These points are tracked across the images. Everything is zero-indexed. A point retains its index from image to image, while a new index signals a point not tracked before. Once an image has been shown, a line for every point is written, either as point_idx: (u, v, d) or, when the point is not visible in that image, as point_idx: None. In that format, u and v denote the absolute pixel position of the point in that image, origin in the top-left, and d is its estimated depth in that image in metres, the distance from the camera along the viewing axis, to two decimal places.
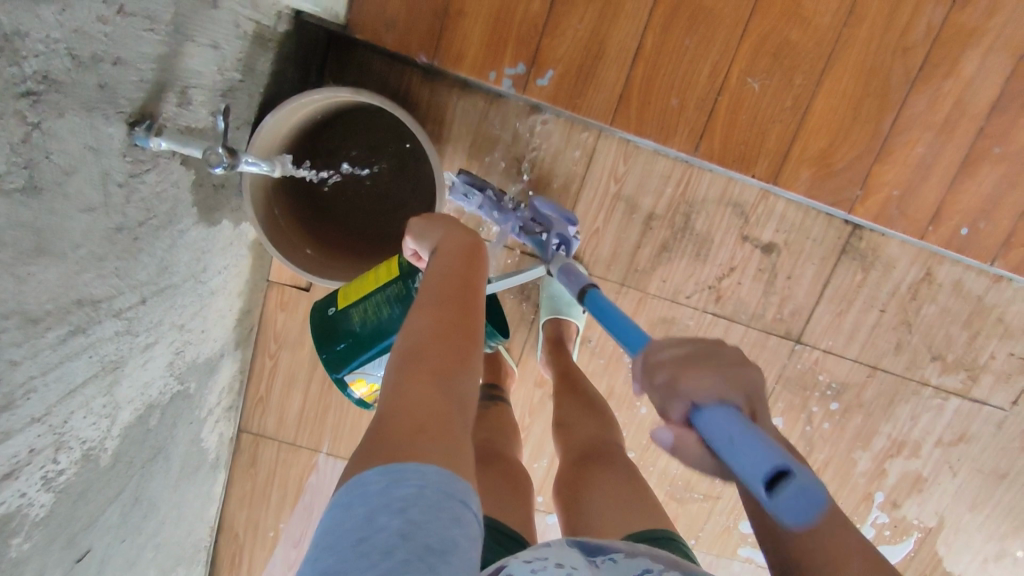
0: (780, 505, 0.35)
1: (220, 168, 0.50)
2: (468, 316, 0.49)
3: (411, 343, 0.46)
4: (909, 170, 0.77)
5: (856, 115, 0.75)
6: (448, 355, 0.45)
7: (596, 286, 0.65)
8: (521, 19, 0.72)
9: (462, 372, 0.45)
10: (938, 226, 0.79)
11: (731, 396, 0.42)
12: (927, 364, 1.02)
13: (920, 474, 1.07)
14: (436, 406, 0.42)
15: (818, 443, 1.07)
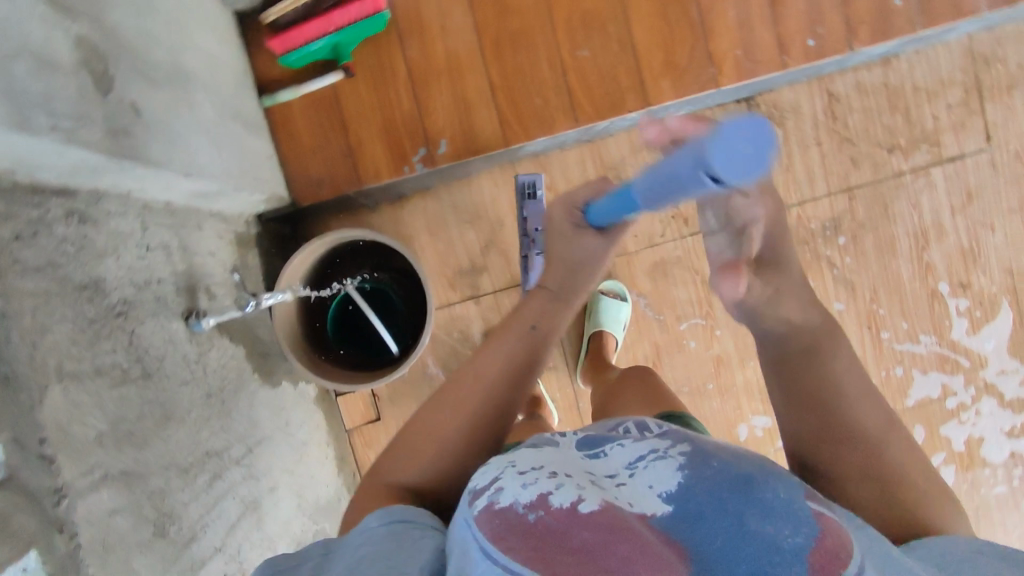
0: (739, 131, 0.47)
1: (252, 307, 0.65)
2: (452, 391, 0.63)
3: (427, 416, 0.63)
4: (737, 32, 0.93)
5: (670, 25, 0.93)
6: (433, 419, 0.62)
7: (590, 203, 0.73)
8: (401, 120, 0.90)
9: (445, 427, 0.61)
10: (791, 52, 0.94)
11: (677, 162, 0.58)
12: (891, 158, 1.18)
13: (962, 245, 1.20)
14: (432, 444, 0.60)
15: (854, 277, 1.19)
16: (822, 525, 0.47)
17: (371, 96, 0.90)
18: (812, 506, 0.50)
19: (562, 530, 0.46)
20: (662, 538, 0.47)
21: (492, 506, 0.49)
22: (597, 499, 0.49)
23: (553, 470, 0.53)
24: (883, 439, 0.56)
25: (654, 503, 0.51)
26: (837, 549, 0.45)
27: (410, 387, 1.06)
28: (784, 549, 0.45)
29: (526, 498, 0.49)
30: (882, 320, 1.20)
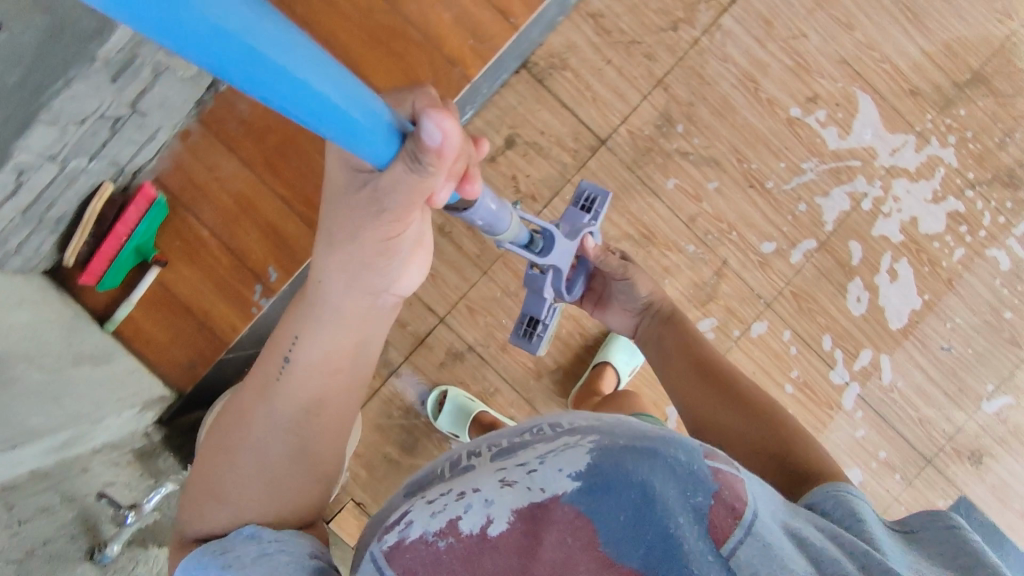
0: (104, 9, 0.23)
1: (130, 518, 0.71)
2: (230, 428, 0.62)
3: (211, 457, 0.62)
4: (459, 24, 0.98)
5: (401, 53, 0.96)
6: (217, 460, 0.61)
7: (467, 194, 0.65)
8: (226, 272, 0.95)
9: (231, 465, 0.60)
10: (516, 14, 0.98)
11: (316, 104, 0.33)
12: (681, 32, 1.20)
13: (789, 67, 1.22)
14: (224, 481, 0.60)
15: (712, 152, 1.20)
16: (720, 480, 0.52)
17: (190, 267, 0.95)
18: (712, 462, 0.54)
19: (472, 558, 0.50)
20: (575, 519, 0.50)
21: (402, 542, 0.52)
22: (508, 510, 0.52)
23: (461, 491, 0.55)
24: (757, 395, 0.80)
25: (565, 479, 0.53)
26: (735, 500, 0.51)
27: (384, 478, 1.10)
28: (688, 514, 0.50)
29: (433, 527, 0.52)
30: (759, 173, 1.21)
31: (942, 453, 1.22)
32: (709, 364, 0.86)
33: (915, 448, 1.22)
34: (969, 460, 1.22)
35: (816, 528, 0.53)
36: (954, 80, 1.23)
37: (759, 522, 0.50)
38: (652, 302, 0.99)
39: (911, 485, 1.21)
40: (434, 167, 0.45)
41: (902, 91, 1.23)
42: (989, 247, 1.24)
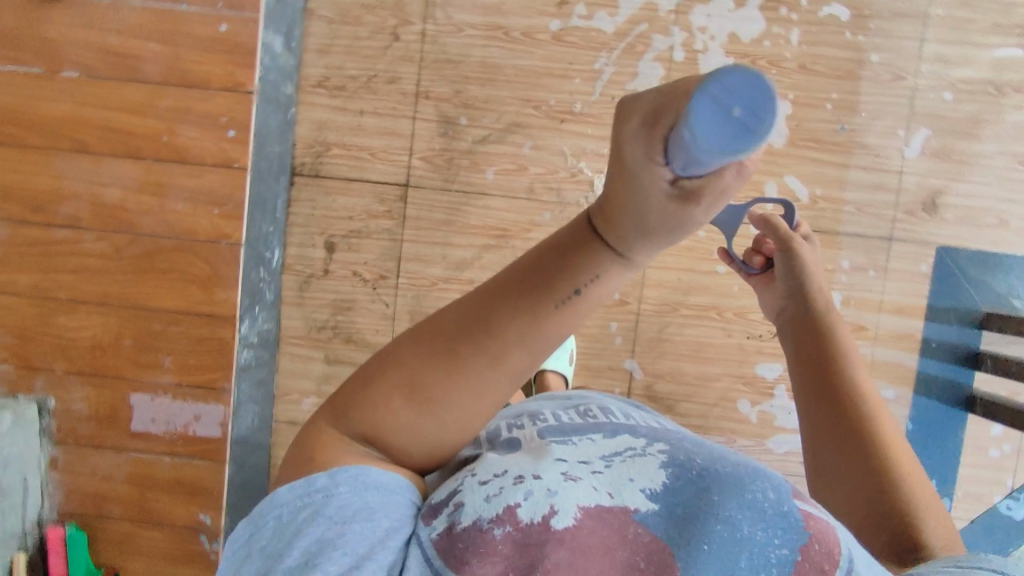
0: (731, 95, 0.40)
1: None
2: (435, 373, 0.46)
3: (407, 407, 0.47)
4: (198, 202, 0.99)
5: (169, 267, 0.98)
6: (411, 407, 0.46)
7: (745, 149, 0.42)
8: (168, 534, 1.01)
9: (417, 420, 0.47)
10: (234, 156, 0.99)
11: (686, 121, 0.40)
12: (405, 32, 1.09)
13: None
14: (410, 433, 0.47)
15: (510, 117, 1.11)
16: (811, 529, 0.47)
17: (140, 549, 1.02)
18: (801, 506, 0.49)
19: (536, 552, 0.44)
20: (649, 539, 0.46)
21: (451, 529, 0.45)
22: (576, 506, 0.47)
23: (520, 473, 0.49)
24: (889, 431, 0.62)
25: (638, 495, 0.48)
26: (826, 559, 0.45)
27: None
28: (769, 565, 0.44)
29: (490, 514, 0.46)
30: (562, 105, 1.12)
31: (898, 223, 1.17)
32: (843, 388, 0.63)
33: (868, 236, 1.17)
34: (923, 211, 1.17)
35: None
36: None
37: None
38: (799, 295, 0.73)
39: (891, 269, 1.18)
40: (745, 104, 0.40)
41: None
42: (817, 10, 1.15)
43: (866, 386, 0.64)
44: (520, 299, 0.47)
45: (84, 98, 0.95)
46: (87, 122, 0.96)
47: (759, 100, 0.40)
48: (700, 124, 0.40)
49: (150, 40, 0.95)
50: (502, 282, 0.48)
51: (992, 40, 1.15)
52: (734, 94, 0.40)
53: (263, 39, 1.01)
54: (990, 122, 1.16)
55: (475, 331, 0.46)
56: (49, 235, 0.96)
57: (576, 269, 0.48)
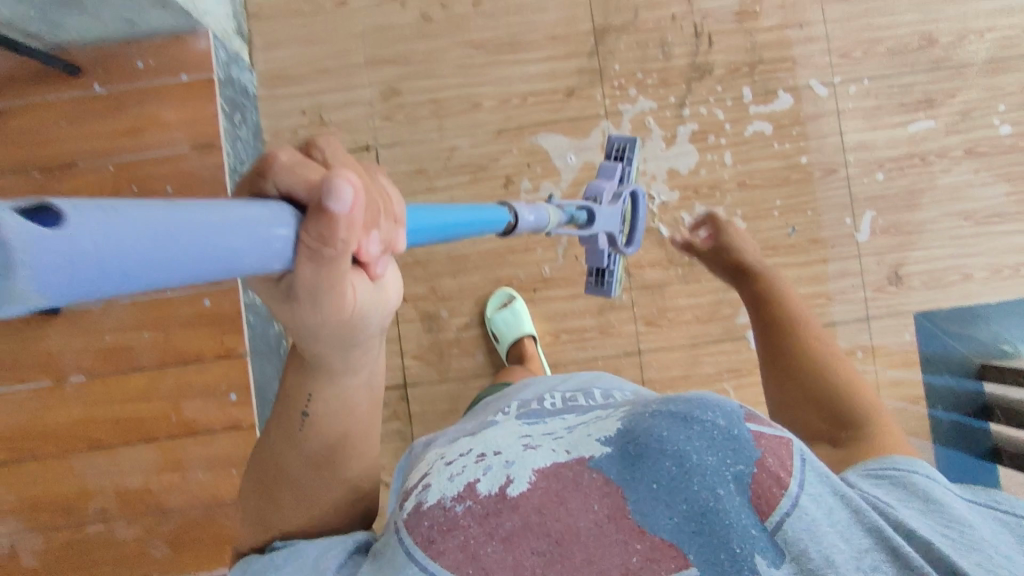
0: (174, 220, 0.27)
1: None
2: (262, 477, 0.58)
3: (258, 503, 0.58)
4: (216, 468, 1.01)
5: (202, 535, 1.01)
6: (258, 497, 0.58)
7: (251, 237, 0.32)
8: None
9: (271, 511, 0.58)
10: (242, 418, 1.01)
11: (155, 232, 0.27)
12: None
13: (468, 177, 1.21)
14: (270, 515, 0.58)
15: (486, 298, 1.19)
16: (762, 447, 0.56)
17: None
18: (753, 428, 0.58)
19: (491, 516, 0.55)
20: (600, 483, 0.56)
21: (421, 507, 0.57)
22: (531, 471, 0.58)
23: (484, 454, 0.62)
24: (820, 348, 0.88)
25: (592, 448, 0.59)
26: (781, 469, 0.54)
27: None
28: (726, 482, 0.53)
29: (452, 493, 0.58)
30: (531, 274, 1.19)
31: (870, 303, 1.23)
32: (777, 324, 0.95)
33: (846, 321, 1.23)
34: (889, 285, 1.23)
35: (839, 499, 0.54)
36: (584, 53, 1.22)
37: (805, 494, 0.53)
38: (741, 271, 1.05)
39: (875, 345, 1.23)
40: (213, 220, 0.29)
41: (558, 102, 1.22)
42: (742, 130, 1.23)
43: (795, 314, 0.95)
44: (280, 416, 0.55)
45: (92, 397, 1.01)
46: (97, 419, 1.01)
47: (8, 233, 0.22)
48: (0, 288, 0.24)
49: (141, 329, 1.01)
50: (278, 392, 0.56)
51: (904, 119, 1.24)
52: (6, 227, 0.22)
53: (245, 300, 1.03)
54: (926, 190, 1.23)
55: (269, 448, 0.57)
56: (84, 532, 1.00)
57: (296, 387, 0.53)
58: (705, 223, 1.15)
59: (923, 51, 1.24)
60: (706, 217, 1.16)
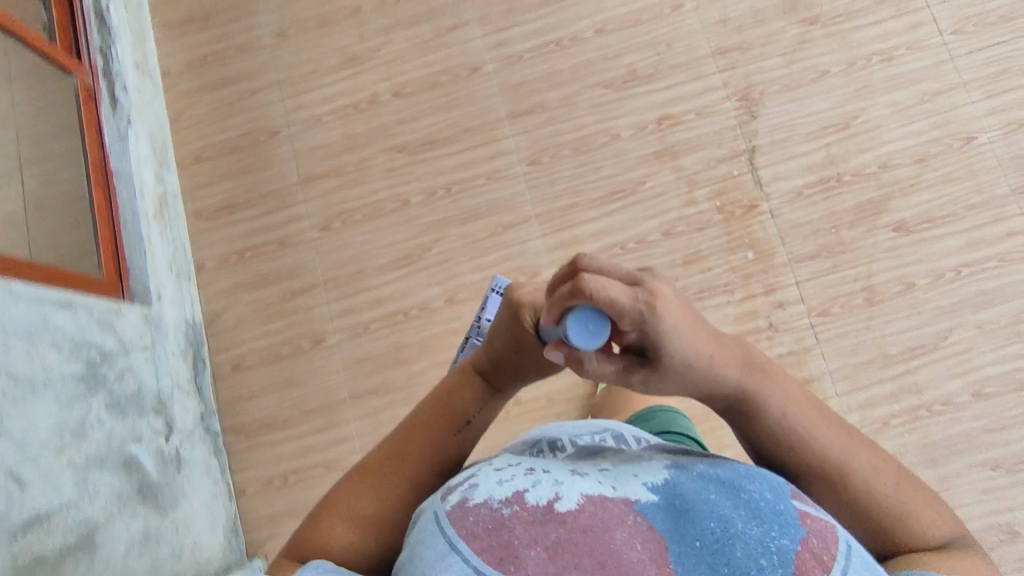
0: (576, 331, 0.55)
1: None
2: (391, 454, 0.69)
3: (371, 481, 0.67)
4: None
5: None
6: (379, 472, 0.67)
7: (592, 333, 0.54)
8: None
9: (377, 490, 0.66)
10: None
11: (584, 329, 0.54)
12: None
13: None
14: (370, 500, 0.66)
15: None
16: (808, 527, 0.50)
17: None
18: (799, 505, 0.52)
19: (536, 525, 0.50)
20: (645, 526, 0.50)
21: (469, 506, 0.54)
22: (580, 493, 0.53)
23: (533, 469, 0.58)
24: (797, 414, 0.61)
25: (641, 489, 0.54)
26: (825, 552, 0.48)
27: None
28: (772, 554, 0.47)
29: (503, 496, 0.54)
30: None
31: None
32: (726, 384, 0.60)
33: None
34: None
35: None
36: None
37: None
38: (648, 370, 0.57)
39: None
40: (591, 331, 0.54)
41: None
42: None
43: (693, 348, 0.56)
44: (442, 409, 0.73)
45: None
46: None
47: (593, 314, 0.53)
48: (576, 342, 0.55)
49: None
50: (437, 398, 0.75)
51: None
52: (585, 319, 0.54)
53: None
54: None
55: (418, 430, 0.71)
56: None
57: (467, 401, 0.74)
58: (635, 319, 0.52)
59: (1006, 546, 1.13)
60: (636, 308, 0.51)
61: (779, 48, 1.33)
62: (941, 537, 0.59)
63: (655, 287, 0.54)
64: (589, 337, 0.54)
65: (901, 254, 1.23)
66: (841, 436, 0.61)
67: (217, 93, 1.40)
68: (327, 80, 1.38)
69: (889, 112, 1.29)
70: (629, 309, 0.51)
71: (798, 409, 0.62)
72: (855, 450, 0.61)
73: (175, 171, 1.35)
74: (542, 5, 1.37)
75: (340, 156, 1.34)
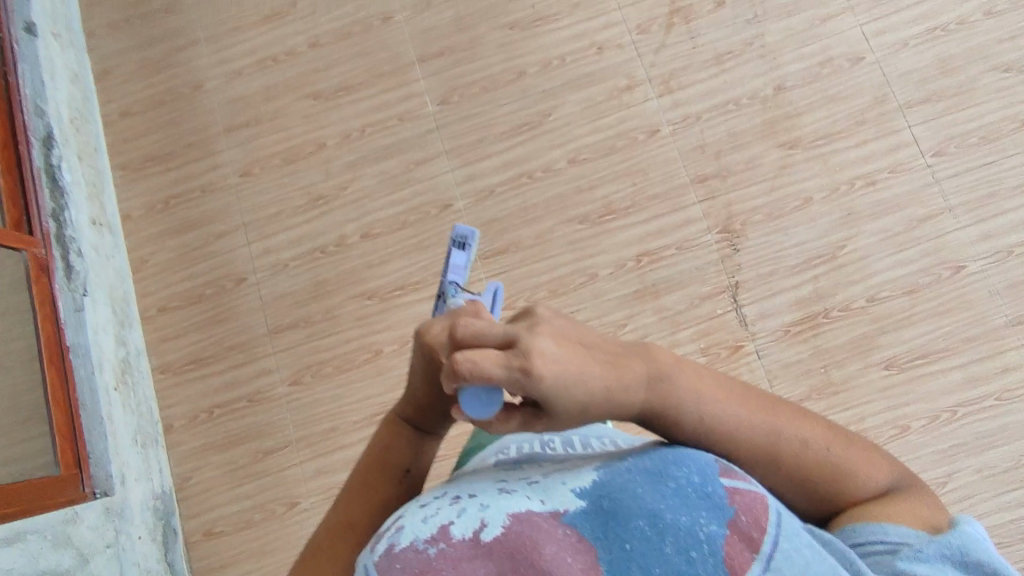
0: (470, 406, 0.43)
1: None
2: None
3: None
4: None
5: None
6: None
7: (489, 405, 0.43)
8: None
9: None
10: None
11: (475, 400, 0.43)
12: None
13: None
14: None
15: None
16: (736, 503, 0.41)
17: None
18: (728, 481, 0.43)
19: (464, 563, 0.39)
20: (576, 539, 0.40)
21: (391, 549, 0.41)
22: (507, 514, 0.42)
23: (458, 494, 0.46)
24: (716, 404, 0.48)
25: (568, 495, 0.43)
26: (754, 529, 0.40)
27: None
28: (701, 544, 0.39)
29: (424, 534, 0.42)
30: None
31: None
32: (633, 405, 0.47)
33: None
34: None
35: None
36: None
37: (781, 553, 0.39)
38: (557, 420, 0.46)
39: None
40: (480, 400, 0.43)
41: None
42: None
43: (592, 386, 0.44)
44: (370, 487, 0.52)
45: None
46: None
47: (491, 387, 0.42)
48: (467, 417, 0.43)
49: None
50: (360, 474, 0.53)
51: None
52: (475, 392, 0.43)
53: None
54: None
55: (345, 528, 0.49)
56: None
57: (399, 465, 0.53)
58: (516, 383, 0.42)
59: None
60: (512, 373, 0.42)
61: (761, 173, 1.26)
62: (887, 483, 0.49)
63: (532, 342, 0.43)
64: (486, 409, 0.43)
65: (898, 394, 1.16)
66: (763, 407, 0.49)
67: (181, 238, 1.35)
68: (292, 222, 1.33)
69: (878, 240, 1.22)
70: (503, 378, 0.42)
71: (715, 397, 0.48)
72: (787, 425, 0.49)
73: (140, 329, 1.31)
74: (512, 135, 1.32)
75: (308, 305, 1.29)
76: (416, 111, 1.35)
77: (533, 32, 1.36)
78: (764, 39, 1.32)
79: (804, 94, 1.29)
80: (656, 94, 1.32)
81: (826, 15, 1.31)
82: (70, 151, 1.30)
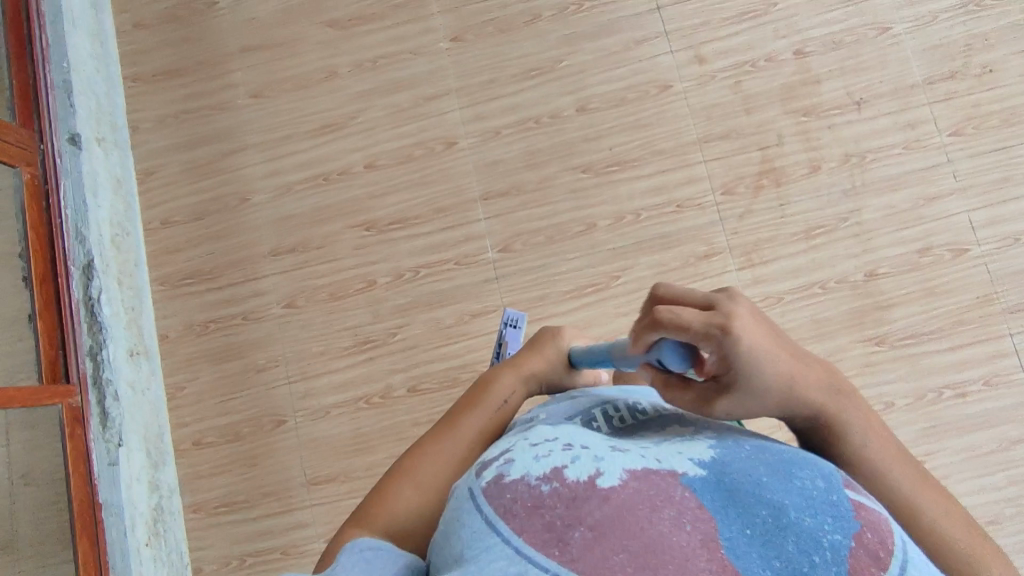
0: (670, 359, 0.48)
1: None
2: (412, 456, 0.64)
3: (394, 488, 0.61)
4: None
5: None
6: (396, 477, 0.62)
7: (682, 358, 0.48)
8: None
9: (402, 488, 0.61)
10: None
11: (674, 354, 0.48)
12: None
13: None
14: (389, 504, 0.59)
15: None
16: (863, 519, 0.39)
17: None
18: (853, 495, 0.41)
19: (577, 505, 0.41)
20: (694, 506, 0.40)
21: (501, 479, 0.44)
22: (623, 469, 0.43)
23: (569, 441, 0.47)
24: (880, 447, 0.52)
25: (685, 462, 0.44)
26: (882, 548, 0.38)
27: None
28: (823, 550, 0.37)
29: (538, 472, 0.44)
30: None
31: None
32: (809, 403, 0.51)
33: None
34: None
35: None
36: None
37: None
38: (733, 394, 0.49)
39: None
40: (676, 354, 0.48)
41: None
42: None
43: (775, 372, 0.48)
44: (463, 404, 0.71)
45: None
46: None
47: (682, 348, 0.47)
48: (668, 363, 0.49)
49: None
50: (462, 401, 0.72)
51: None
52: (672, 345, 0.48)
53: None
54: None
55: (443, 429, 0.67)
56: None
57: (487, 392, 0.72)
58: (709, 342, 0.46)
59: None
60: (709, 332, 0.45)
61: (842, 370, 1.18)
62: None
63: (734, 308, 0.46)
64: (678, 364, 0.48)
65: None
66: (918, 476, 0.51)
67: (219, 368, 1.28)
68: (336, 365, 1.26)
69: (962, 459, 1.14)
70: (699, 332, 0.46)
71: (881, 443, 0.52)
72: (957, 519, 0.49)
73: (174, 466, 1.25)
74: (577, 295, 1.23)
75: (351, 459, 1.23)
76: (474, 256, 1.27)
77: (609, 179, 1.27)
78: (860, 215, 1.22)
79: (898, 284, 1.19)
80: (737, 265, 1.22)
81: (930, 196, 1.21)
82: (109, 278, 1.23)
